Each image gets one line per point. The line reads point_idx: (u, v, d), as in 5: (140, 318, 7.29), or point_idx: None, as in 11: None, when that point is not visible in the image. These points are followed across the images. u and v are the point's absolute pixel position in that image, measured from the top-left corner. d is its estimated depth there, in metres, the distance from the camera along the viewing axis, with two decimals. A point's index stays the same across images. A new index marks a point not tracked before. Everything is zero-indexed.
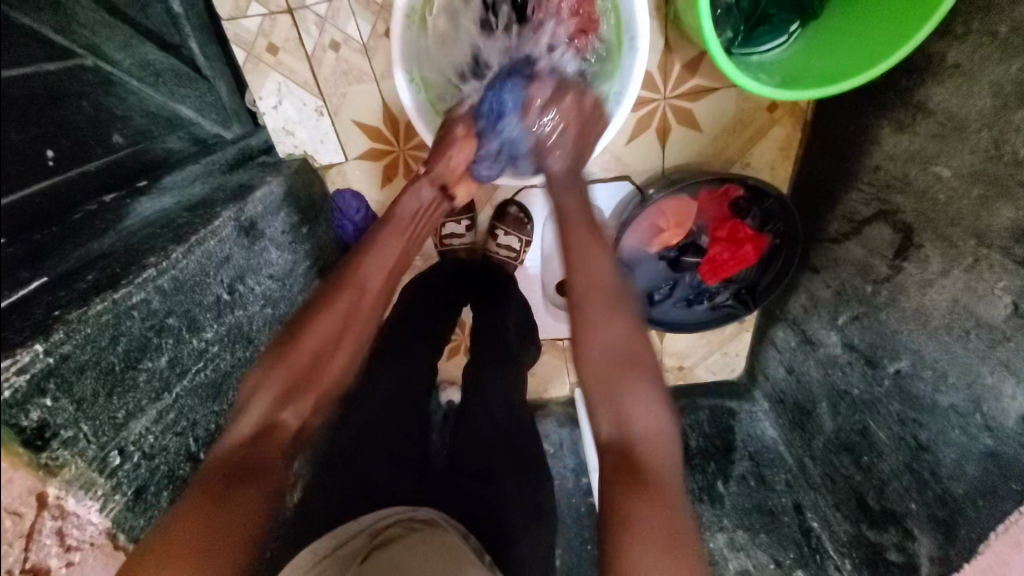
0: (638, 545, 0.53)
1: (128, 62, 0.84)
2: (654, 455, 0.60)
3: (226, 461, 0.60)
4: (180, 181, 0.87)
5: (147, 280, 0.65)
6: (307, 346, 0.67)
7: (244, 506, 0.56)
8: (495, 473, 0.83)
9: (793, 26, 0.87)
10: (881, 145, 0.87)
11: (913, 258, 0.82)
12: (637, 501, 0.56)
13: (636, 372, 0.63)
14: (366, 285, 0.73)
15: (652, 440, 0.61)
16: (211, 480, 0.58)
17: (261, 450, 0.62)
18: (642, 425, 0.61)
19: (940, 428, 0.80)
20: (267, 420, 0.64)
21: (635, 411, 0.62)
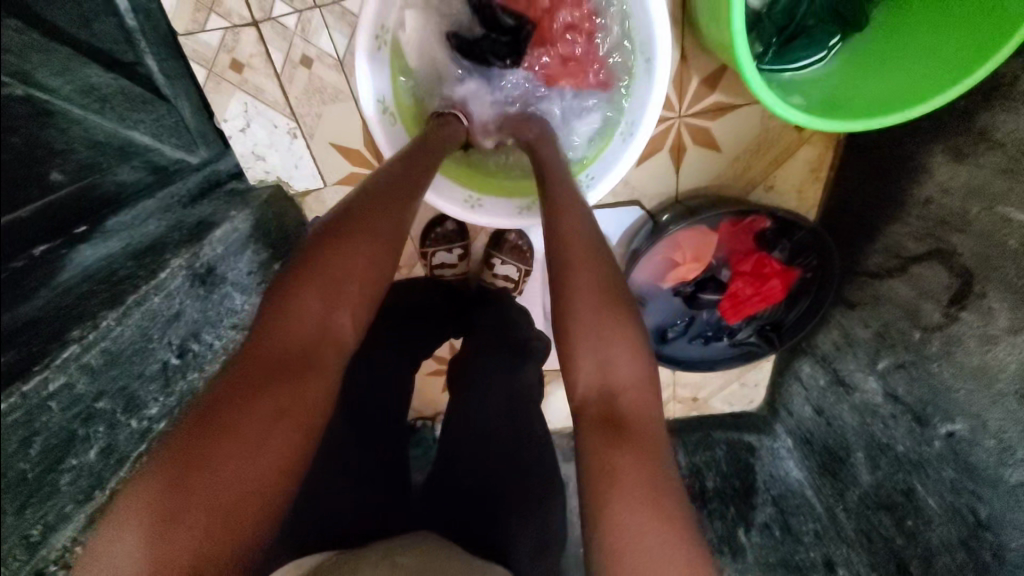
0: (623, 507, 0.46)
1: (67, 88, 0.72)
2: (642, 410, 0.52)
3: (274, 352, 0.49)
4: (129, 222, 0.78)
5: (70, 359, 0.54)
6: (357, 252, 0.53)
7: (279, 425, 0.47)
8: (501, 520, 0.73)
9: (833, 41, 0.75)
10: (934, 175, 0.75)
11: (974, 308, 0.71)
12: (626, 462, 0.48)
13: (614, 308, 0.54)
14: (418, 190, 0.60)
15: (637, 391, 0.52)
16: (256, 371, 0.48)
17: (318, 356, 0.51)
18: (626, 377, 0.52)
19: (1004, 506, 0.70)
20: (320, 321, 0.51)
21: (620, 363, 0.53)
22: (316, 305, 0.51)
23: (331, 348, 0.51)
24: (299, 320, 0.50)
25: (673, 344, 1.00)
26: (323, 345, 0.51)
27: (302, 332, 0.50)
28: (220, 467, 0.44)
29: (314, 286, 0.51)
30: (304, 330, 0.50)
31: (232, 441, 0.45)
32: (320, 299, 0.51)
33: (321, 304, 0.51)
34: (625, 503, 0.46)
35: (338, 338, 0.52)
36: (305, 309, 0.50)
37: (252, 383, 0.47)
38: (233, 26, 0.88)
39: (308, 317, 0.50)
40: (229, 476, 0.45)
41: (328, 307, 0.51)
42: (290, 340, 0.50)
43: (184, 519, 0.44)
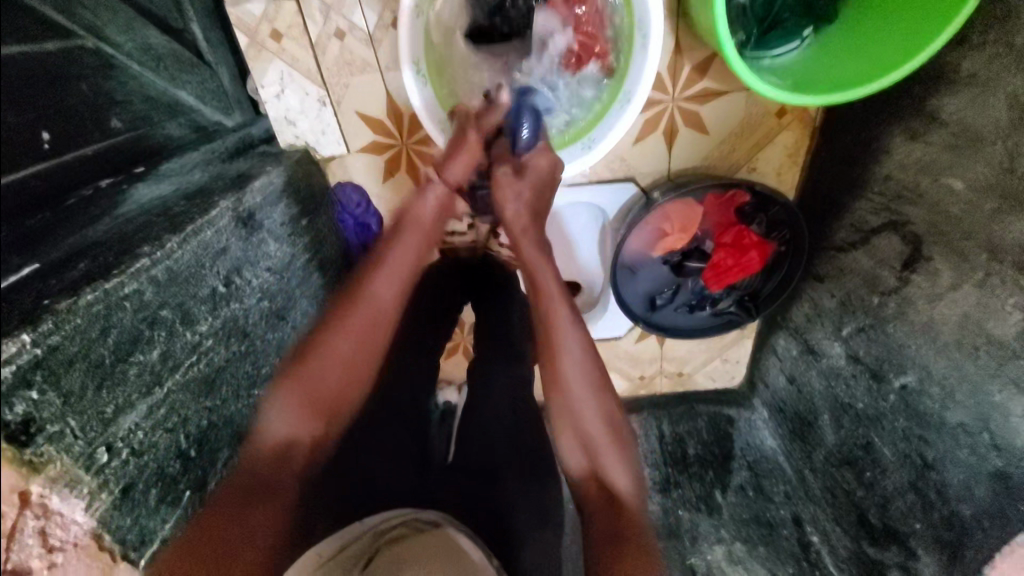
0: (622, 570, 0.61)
1: (130, 46, 0.82)
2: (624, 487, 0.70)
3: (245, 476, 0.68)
4: (178, 168, 0.86)
5: (141, 270, 0.63)
6: (319, 372, 0.74)
7: (271, 519, 0.66)
8: (500, 472, 0.86)
9: (806, 31, 0.85)
10: (893, 155, 0.85)
11: (922, 271, 0.80)
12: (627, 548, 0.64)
13: (615, 435, 0.72)
14: (380, 296, 0.78)
15: (634, 494, 0.70)
16: (231, 490, 0.67)
17: (282, 473, 0.70)
18: (625, 485, 0.70)
19: (947, 447, 0.78)
20: (287, 434, 0.72)
21: (617, 473, 0.70)
22: (286, 420, 0.73)
23: (299, 457, 0.73)
24: (272, 436, 0.72)
25: (660, 312, 1.08)
26: (288, 454, 0.72)
27: (271, 442, 0.72)
28: (240, 543, 0.63)
29: (279, 402, 0.74)
30: (274, 441, 0.72)
31: (244, 530, 0.64)
32: (288, 422, 0.73)
33: (290, 423, 0.73)
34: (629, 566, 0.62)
35: (300, 455, 0.73)
36: (280, 428, 0.72)
37: (249, 495, 0.67)
38: None
39: (276, 430, 0.72)
40: (237, 543, 0.63)
41: (296, 422, 0.73)
42: (263, 455, 0.70)
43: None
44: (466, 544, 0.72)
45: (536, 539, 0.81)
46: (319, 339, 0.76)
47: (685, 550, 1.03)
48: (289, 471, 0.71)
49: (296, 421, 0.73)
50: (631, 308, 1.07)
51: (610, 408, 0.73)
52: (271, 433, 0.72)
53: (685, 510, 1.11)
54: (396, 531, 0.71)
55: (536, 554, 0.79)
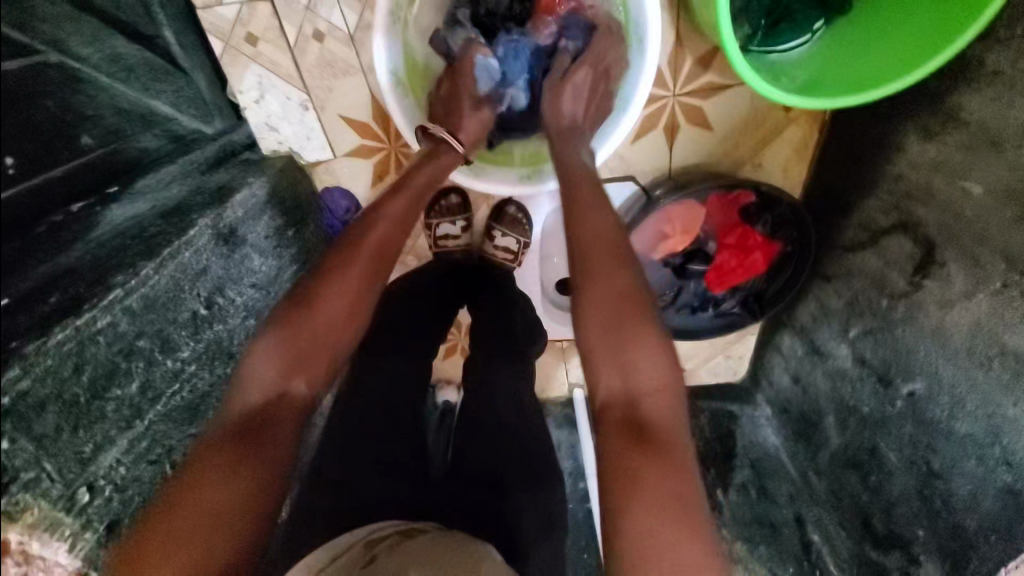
0: (642, 504, 0.54)
1: (97, 56, 0.77)
2: (662, 408, 0.61)
3: (239, 422, 0.60)
4: (155, 184, 0.81)
5: (114, 301, 0.60)
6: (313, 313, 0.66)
7: (268, 462, 0.59)
8: (507, 484, 0.82)
9: (818, 24, 0.80)
10: (906, 153, 0.81)
11: (935, 276, 0.77)
12: (648, 467, 0.56)
13: (633, 322, 0.63)
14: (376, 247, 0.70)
15: (659, 395, 0.61)
16: (226, 437, 0.59)
17: (269, 427, 0.61)
18: (647, 379, 0.61)
19: (954, 456, 0.77)
20: (276, 387, 0.64)
21: (640, 367, 0.62)
22: (274, 371, 0.64)
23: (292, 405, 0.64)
24: (253, 380, 0.64)
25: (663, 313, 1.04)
26: (276, 408, 0.63)
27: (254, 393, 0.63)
28: (230, 494, 0.55)
29: (264, 350, 0.65)
30: (257, 392, 0.63)
31: (228, 476, 0.56)
32: (276, 368, 0.64)
33: (278, 372, 0.64)
34: (656, 510, 0.54)
35: (294, 402, 0.64)
36: (299, 323, 0.65)
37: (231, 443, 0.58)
38: (250, 1, 0.93)
39: (264, 384, 0.63)
40: (232, 484, 0.56)
41: (284, 372, 0.64)
42: (248, 406, 0.62)
43: (189, 518, 0.54)
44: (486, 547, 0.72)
45: (544, 551, 0.80)
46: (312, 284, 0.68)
47: None
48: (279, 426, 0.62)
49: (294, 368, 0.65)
50: None
51: (626, 292, 0.64)
52: (292, 327, 0.65)
53: None
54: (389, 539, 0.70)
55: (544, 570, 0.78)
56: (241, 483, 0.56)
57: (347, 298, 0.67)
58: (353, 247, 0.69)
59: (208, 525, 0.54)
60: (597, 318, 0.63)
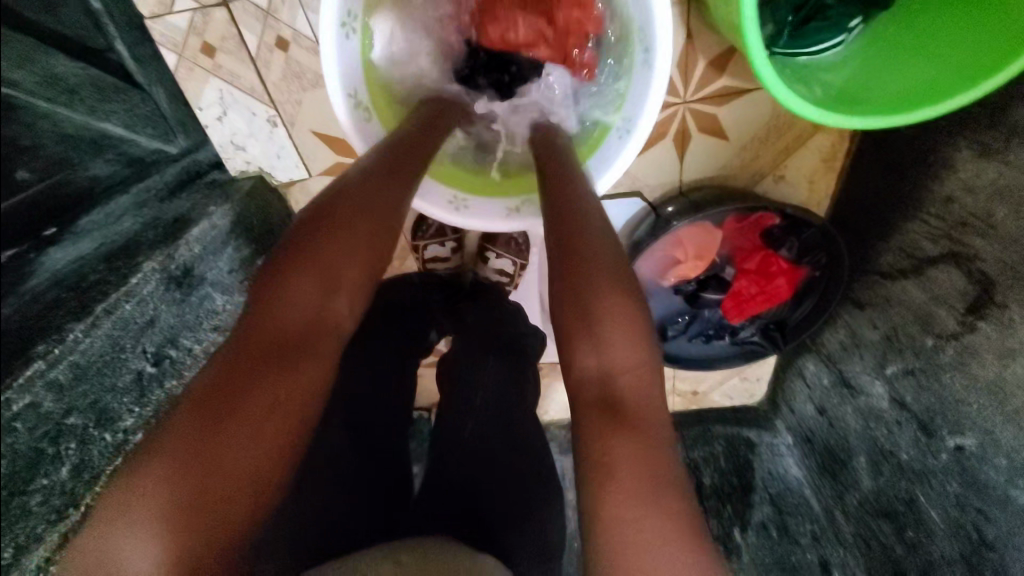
0: (618, 496, 0.48)
1: (31, 79, 0.67)
2: (635, 389, 0.53)
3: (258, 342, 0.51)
4: (100, 220, 0.73)
5: (35, 377, 0.52)
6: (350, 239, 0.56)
7: (289, 394, 0.51)
8: (497, 532, 0.72)
9: (852, 22, 0.68)
10: (957, 171, 0.69)
11: (992, 318, 0.65)
12: (624, 448, 0.49)
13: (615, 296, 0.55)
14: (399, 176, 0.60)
15: (637, 381, 0.53)
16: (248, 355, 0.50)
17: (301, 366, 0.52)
18: (626, 363, 0.53)
19: (1012, 528, 0.66)
20: (318, 310, 0.54)
21: (616, 348, 0.54)
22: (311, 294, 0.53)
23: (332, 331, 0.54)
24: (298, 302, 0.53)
25: (673, 342, 0.95)
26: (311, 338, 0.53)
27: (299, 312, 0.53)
28: (236, 441, 0.47)
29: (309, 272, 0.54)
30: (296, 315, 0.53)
31: (239, 422, 0.48)
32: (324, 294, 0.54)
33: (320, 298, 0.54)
34: (633, 501, 0.47)
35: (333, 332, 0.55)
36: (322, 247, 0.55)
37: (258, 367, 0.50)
38: (203, 6, 0.84)
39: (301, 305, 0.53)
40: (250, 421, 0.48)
41: (322, 299, 0.54)
42: (277, 330, 0.52)
43: (173, 455, 0.46)
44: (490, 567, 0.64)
45: None
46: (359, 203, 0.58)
47: None
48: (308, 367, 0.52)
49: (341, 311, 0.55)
50: None
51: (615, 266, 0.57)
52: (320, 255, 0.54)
53: None
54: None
55: None
56: (258, 412, 0.49)
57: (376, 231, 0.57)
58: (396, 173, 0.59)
59: (183, 465, 0.46)
60: (568, 298, 0.56)
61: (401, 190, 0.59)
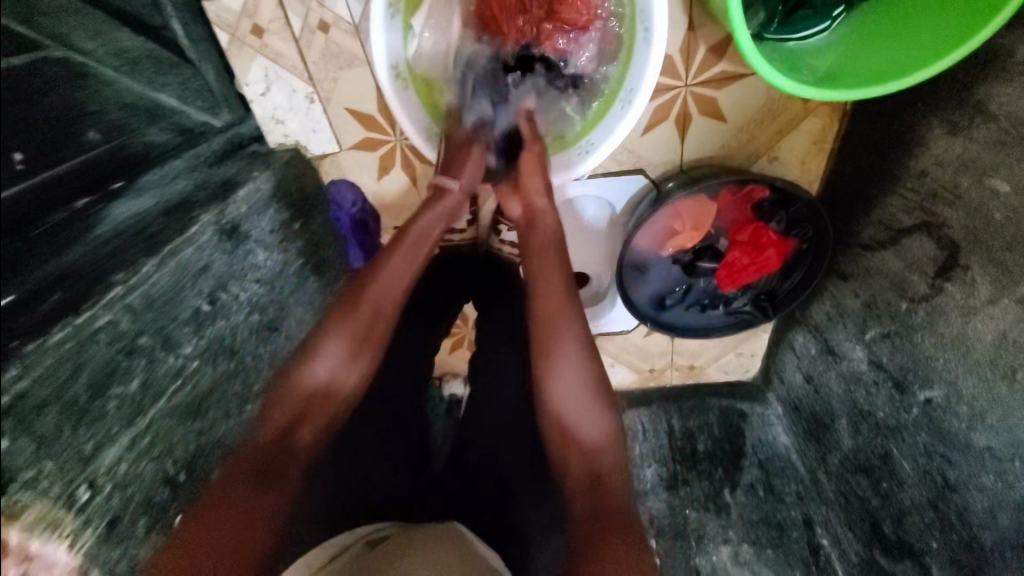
0: (613, 556, 0.62)
1: (101, 51, 0.77)
2: (613, 478, 0.70)
3: (248, 461, 0.67)
4: (156, 180, 0.81)
5: (114, 300, 0.60)
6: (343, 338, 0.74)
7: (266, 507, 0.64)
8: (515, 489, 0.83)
9: (836, 11, 0.75)
10: (930, 149, 0.76)
11: (956, 280, 0.73)
12: (613, 533, 0.65)
13: (596, 403, 0.73)
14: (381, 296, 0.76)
15: (614, 471, 0.71)
16: (242, 472, 0.65)
17: (279, 455, 0.68)
18: (608, 460, 0.71)
19: (972, 470, 0.73)
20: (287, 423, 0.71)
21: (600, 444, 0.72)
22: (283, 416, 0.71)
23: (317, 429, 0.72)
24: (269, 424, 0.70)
25: (670, 311, 1.03)
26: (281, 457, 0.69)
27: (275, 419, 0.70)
28: (220, 531, 0.61)
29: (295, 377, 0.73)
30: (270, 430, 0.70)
31: (225, 523, 0.61)
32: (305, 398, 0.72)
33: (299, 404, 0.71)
34: (616, 540, 0.64)
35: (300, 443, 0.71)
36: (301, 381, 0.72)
37: (247, 477, 0.65)
38: None
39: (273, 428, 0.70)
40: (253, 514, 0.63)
41: (294, 416, 0.71)
42: (256, 449, 0.68)
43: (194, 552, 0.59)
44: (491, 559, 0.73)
45: None
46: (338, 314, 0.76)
47: (690, 550, 1.03)
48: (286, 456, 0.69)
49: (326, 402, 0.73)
50: (638, 308, 1.02)
51: (592, 378, 0.73)
52: (296, 385, 0.72)
53: (692, 508, 1.08)
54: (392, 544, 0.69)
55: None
56: (245, 522, 0.62)
57: (364, 326, 0.75)
58: (360, 298, 0.76)
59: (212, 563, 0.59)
60: (563, 408, 0.72)
61: (385, 295, 0.77)
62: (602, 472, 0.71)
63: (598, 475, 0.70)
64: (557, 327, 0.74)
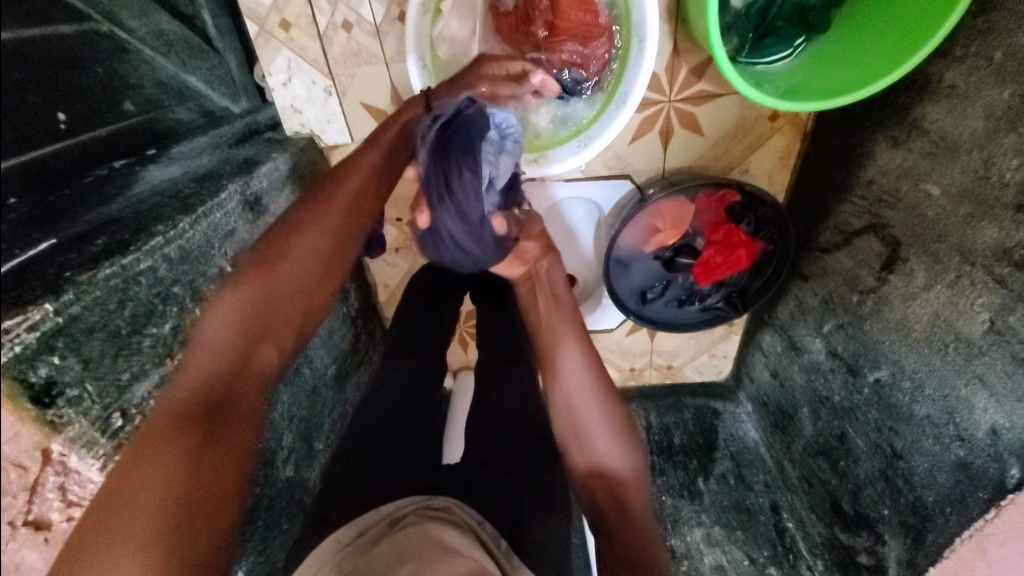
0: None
1: (143, 31, 0.83)
2: (635, 498, 0.69)
3: (189, 401, 0.58)
4: (187, 152, 0.87)
5: (155, 247, 0.65)
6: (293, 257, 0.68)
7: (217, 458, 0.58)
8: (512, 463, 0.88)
9: (797, 41, 0.89)
10: (876, 160, 0.89)
11: (899, 271, 0.84)
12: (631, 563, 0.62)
13: (614, 423, 0.73)
14: (336, 220, 0.72)
15: (632, 490, 0.70)
16: (175, 418, 0.57)
17: (238, 389, 0.62)
18: (627, 475, 0.71)
19: (915, 438, 0.82)
20: (240, 354, 0.63)
21: (620, 462, 0.71)
22: (238, 333, 0.63)
23: (266, 356, 0.66)
24: (192, 375, 0.60)
25: (651, 305, 1.12)
26: (240, 387, 0.62)
27: (202, 372, 0.60)
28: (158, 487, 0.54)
29: (223, 307, 0.64)
30: (223, 358, 0.62)
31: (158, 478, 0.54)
32: (245, 328, 0.64)
33: (235, 334, 0.63)
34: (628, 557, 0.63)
35: (255, 371, 0.65)
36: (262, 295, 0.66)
37: (191, 438, 0.57)
38: None
39: (228, 347, 0.62)
40: (217, 472, 0.58)
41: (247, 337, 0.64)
42: (202, 386, 0.60)
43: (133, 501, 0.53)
44: (489, 531, 0.78)
45: (553, 529, 0.81)
46: (279, 238, 0.69)
47: (667, 530, 1.09)
48: (248, 386, 0.63)
49: (281, 322, 0.67)
50: (622, 301, 1.11)
51: (608, 399, 0.74)
52: (261, 301, 0.65)
53: (669, 495, 1.14)
54: (408, 519, 0.75)
55: (546, 549, 0.79)
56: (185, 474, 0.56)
57: (329, 244, 0.71)
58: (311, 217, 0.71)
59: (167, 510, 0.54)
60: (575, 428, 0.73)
61: (339, 219, 0.72)
62: (622, 491, 0.69)
63: (617, 491, 0.69)
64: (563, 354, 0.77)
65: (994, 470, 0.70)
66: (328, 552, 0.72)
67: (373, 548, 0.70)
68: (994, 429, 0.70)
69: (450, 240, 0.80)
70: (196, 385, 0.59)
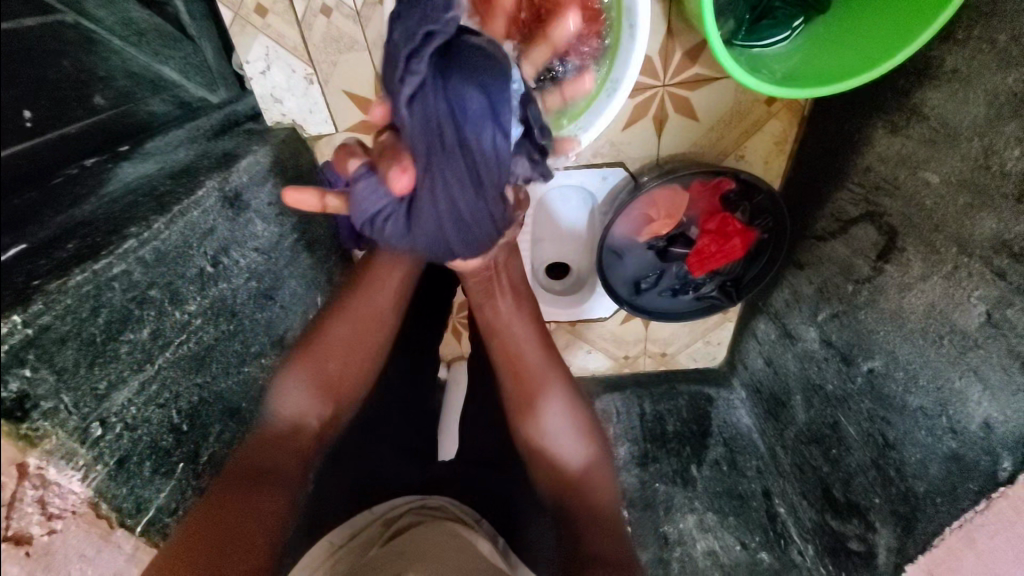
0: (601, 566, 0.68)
1: (111, 20, 0.80)
2: (600, 486, 0.77)
3: (254, 461, 0.68)
4: (162, 147, 0.83)
5: (129, 250, 0.63)
6: (333, 335, 0.79)
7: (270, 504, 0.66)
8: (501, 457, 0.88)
9: (796, 21, 0.85)
10: (874, 146, 0.87)
11: (895, 261, 0.83)
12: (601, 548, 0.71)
13: (578, 418, 0.79)
14: (369, 311, 0.81)
15: (597, 479, 0.77)
16: (234, 475, 0.66)
17: (287, 450, 0.72)
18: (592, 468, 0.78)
19: (907, 428, 0.82)
20: (297, 417, 0.74)
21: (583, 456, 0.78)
22: (295, 402, 0.75)
23: (317, 434, 0.77)
24: (260, 443, 0.71)
25: (645, 296, 1.11)
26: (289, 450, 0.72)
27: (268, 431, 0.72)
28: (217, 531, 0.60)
29: (289, 385, 0.75)
30: (280, 424, 0.73)
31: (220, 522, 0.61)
32: (302, 396, 0.75)
33: (298, 409, 0.75)
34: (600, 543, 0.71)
35: (305, 439, 0.75)
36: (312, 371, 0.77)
37: (243, 483, 0.65)
38: None
39: (288, 413, 0.74)
40: (264, 512, 0.65)
41: (303, 408, 0.75)
42: (264, 442, 0.71)
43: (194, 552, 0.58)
44: (488, 530, 0.82)
45: (547, 526, 0.80)
46: (322, 323, 0.81)
47: (658, 519, 1.15)
48: (295, 452, 0.73)
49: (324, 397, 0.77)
50: (616, 292, 1.09)
51: (570, 397, 0.80)
52: (313, 376, 0.77)
53: (661, 482, 1.19)
54: (404, 519, 0.76)
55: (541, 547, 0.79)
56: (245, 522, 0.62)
57: (357, 330, 0.80)
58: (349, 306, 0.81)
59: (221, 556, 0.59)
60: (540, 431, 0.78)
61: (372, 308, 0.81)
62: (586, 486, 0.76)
63: (581, 485, 0.76)
64: (525, 354, 0.80)
65: (986, 463, 0.70)
66: (323, 553, 0.72)
67: (366, 552, 0.71)
68: (987, 423, 0.70)
69: (442, 203, 0.59)
70: (259, 449, 0.70)
